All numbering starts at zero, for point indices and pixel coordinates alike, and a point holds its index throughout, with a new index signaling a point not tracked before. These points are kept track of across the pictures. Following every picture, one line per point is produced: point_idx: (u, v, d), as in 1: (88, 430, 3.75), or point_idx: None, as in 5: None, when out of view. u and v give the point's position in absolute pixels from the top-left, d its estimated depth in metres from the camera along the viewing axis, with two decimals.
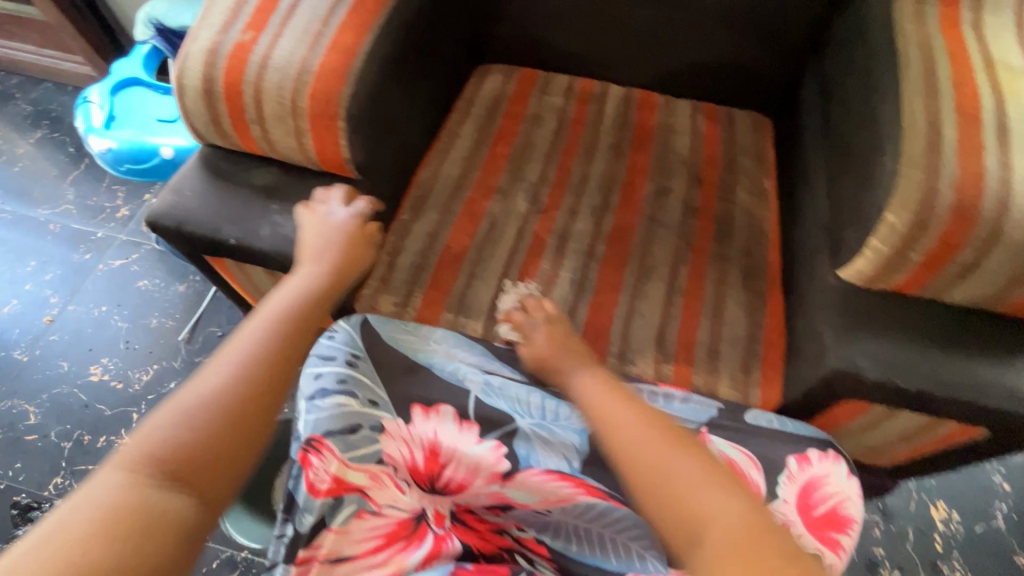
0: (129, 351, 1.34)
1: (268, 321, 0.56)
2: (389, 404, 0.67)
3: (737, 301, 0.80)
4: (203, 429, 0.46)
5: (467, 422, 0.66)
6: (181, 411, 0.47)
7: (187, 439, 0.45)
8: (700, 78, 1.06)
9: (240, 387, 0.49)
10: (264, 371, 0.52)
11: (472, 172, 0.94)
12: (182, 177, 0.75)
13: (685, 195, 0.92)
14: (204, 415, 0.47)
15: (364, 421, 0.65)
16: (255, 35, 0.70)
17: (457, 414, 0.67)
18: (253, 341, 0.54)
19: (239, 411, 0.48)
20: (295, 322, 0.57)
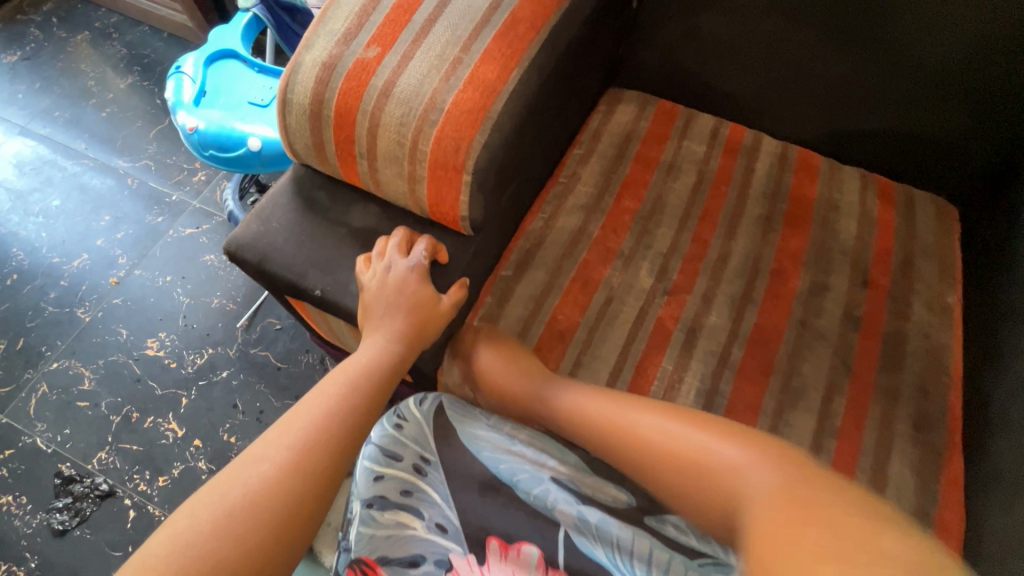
0: (187, 329, 1.29)
1: (337, 396, 0.50)
2: (460, 532, 0.56)
3: (904, 458, 0.65)
4: (239, 534, 0.40)
5: (554, 571, 0.54)
6: (218, 501, 0.41)
7: (218, 542, 0.39)
8: (877, 145, 0.87)
9: (290, 481, 0.43)
10: (323, 460, 0.45)
11: (592, 226, 0.80)
12: (271, 203, 0.65)
13: (847, 299, 0.75)
14: (245, 514, 0.41)
15: (427, 551, 0.54)
16: (381, 53, 0.58)
17: (542, 559, 0.55)
18: (317, 420, 0.47)
19: (286, 514, 0.42)
20: (361, 399, 0.51)
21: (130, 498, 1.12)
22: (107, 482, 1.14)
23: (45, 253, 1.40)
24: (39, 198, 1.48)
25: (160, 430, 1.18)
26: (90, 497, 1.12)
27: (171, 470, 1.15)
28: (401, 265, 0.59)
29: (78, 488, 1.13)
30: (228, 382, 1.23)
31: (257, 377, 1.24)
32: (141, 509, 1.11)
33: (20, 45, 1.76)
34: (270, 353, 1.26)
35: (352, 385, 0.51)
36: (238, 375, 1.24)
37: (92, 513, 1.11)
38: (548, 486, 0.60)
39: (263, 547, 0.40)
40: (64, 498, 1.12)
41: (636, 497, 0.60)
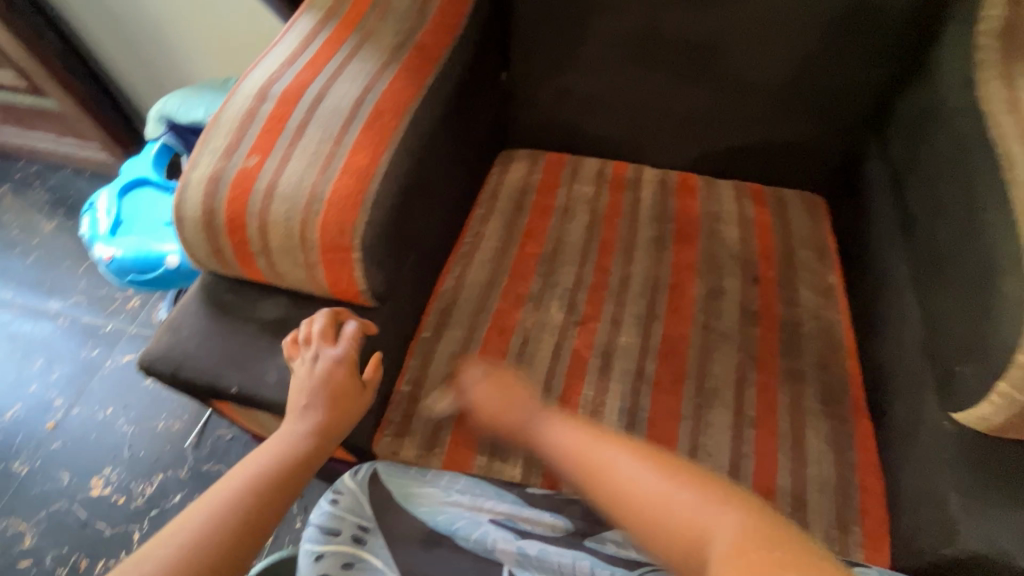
0: (132, 458, 1.25)
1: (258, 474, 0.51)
2: None
3: (818, 432, 0.69)
4: None
5: None
6: None
7: None
8: (743, 157, 0.97)
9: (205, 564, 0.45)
10: (239, 543, 0.47)
11: (500, 278, 0.85)
12: (180, 313, 0.68)
13: (742, 297, 0.82)
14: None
15: None
16: (261, 159, 0.63)
17: None
18: (234, 502, 0.49)
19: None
20: (283, 476, 0.52)
21: None
22: None
23: None
24: None
25: None
26: None
27: None
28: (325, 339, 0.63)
29: None
30: (181, 506, 1.18)
31: None
32: None
33: None
34: (223, 465, 1.23)
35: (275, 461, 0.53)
36: (192, 496, 1.19)
37: None
38: (489, 528, 0.62)
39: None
40: None
41: (573, 519, 0.63)
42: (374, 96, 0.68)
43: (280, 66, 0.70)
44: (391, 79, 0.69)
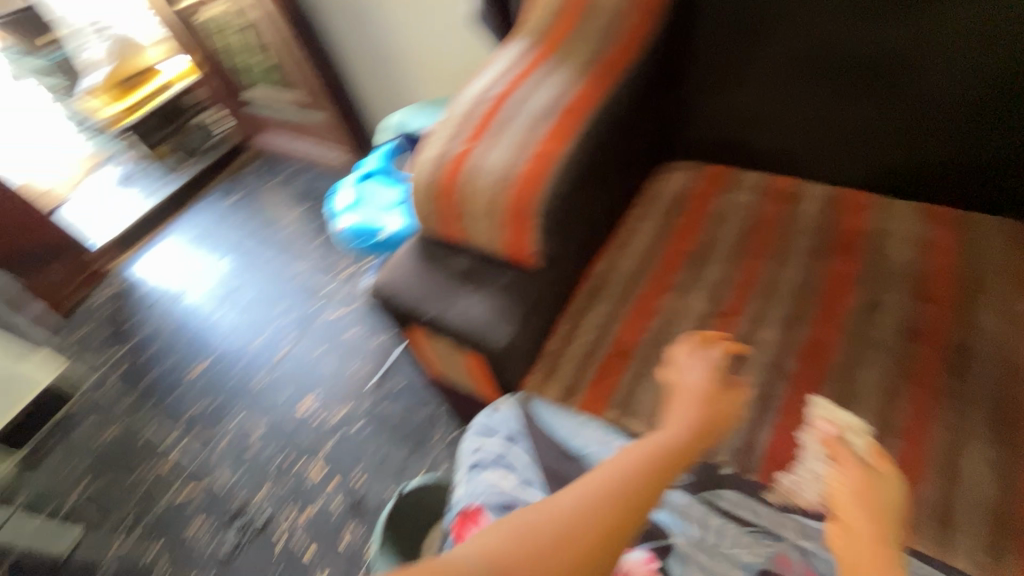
0: (330, 389, 1.58)
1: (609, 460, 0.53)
2: (543, 484, 0.72)
3: (980, 454, 0.64)
4: None
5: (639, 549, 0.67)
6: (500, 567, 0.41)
7: None
8: (928, 177, 0.92)
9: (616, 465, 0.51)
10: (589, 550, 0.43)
11: (649, 267, 0.93)
12: (399, 258, 0.90)
13: (907, 312, 0.78)
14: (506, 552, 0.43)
15: (521, 499, 0.71)
16: (473, 145, 0.83)
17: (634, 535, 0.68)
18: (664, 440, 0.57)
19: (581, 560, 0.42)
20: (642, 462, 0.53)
21: (281, 529, 1.34)
22: (265, 515, 1.37)
23: (236, 336, 1.82)
24: (236, 296, 1.95)
25: (306, 471, 1.43)
26: (252, 527, 1.36)
27: (312, 506, 1.36)
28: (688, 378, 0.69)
29: (244, 517, 1.38)
30: (359, 433, 1.46)
31: (381, 429, 1.46)
32: (288, 539, 1.32)
33: (231, 189, 2.38)
34: (392, 408, 1.49)
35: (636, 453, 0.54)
36: (367, 427, 1.47)
37: (253, 540, 1.34)
38: (616, 460, 0.73)
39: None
40: (234, 525, 1.37)
41: (693, 471, 0.71)
42: (563, 99, 0.83)
43: (494, 77, 0.90)
44: (578, 87, 0.85)
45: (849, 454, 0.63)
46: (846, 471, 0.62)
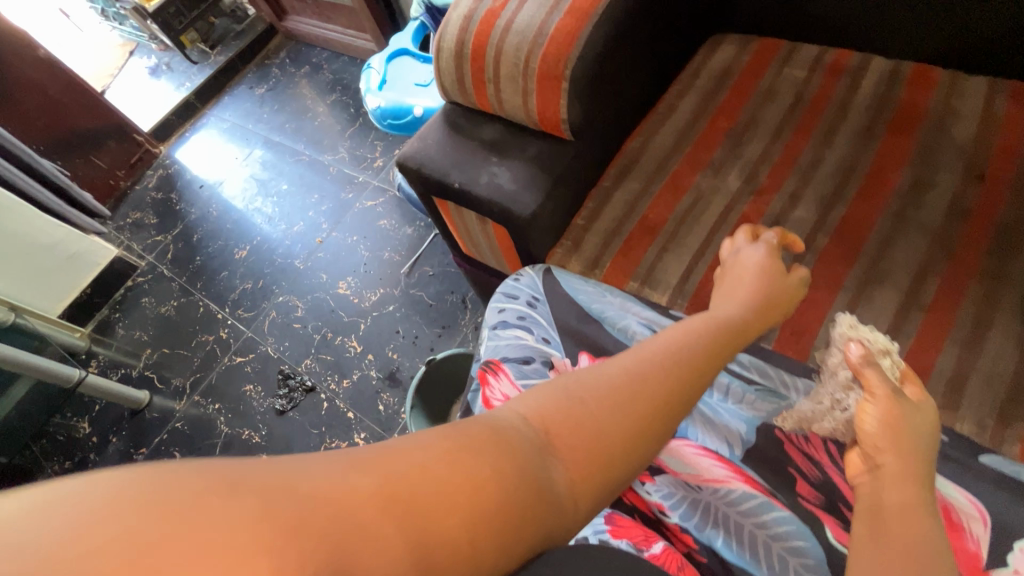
0: (366, 274, 1.65)
1: (684, 338, 0.44)
2: (560, 343, 0.71)
3: (1006, 331, 0.63)
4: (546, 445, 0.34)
5: None
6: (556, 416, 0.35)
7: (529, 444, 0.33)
8: (1009, 51, 0.81)
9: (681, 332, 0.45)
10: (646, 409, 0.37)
11: (685, 145, 0.90)
12: (428, 129, 0.89)
13: (957, 193, 0.74)
14: (554, 418, 0.35)
15: (537, 355, 0.70)
16: (505, 2, 0.78)
17: None
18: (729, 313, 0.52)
19: (632, 445, 0.36)
20: (714, 346, 0.45)
21: (324, 393, 1.47)
22: (310, 381, 1.51)
23: (276, 222, 1.88)
24: (273, 184, 1.99)
25: (345, 345, 1.54)
26: (299, 390, 1.50)
27: (351, 375, 1.48)
28: (751, 260, 0.62)
29: (292, 382, 1.52)
30: (393, 314, 1.55)
31: (413, 311, 1.54)
32: (331, 402, 1.46)
33: (264, 79, 2.36)
34: (423, 293, 1.56)
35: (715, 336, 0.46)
36: (400, 309, 1.55)
37: (301, 401, 1.48)
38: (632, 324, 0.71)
39: (566, 487, 0.33)
40: (282, 388, 1.52)
41: None
42: None
43: None
44: None
45: (876, 376, 0.49)
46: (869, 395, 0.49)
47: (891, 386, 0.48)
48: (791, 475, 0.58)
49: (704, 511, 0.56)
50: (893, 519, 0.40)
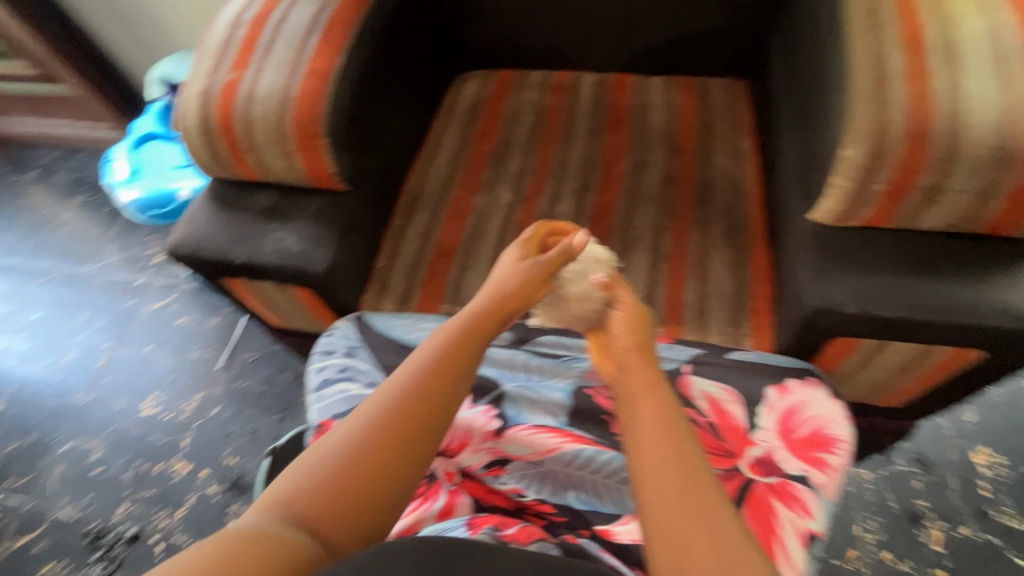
0: (174, 383, 1.45)
1: (407, 373, 0.49)
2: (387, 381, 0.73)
3: (721, 259, 0.83)
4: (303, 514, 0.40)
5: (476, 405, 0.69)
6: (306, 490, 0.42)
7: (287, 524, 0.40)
8: (668, 53, 1.07)
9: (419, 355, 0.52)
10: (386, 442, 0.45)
11: (458, 173, 0.99)
12: (194, 211, 0.84)
13: (664, 166, 0.95)
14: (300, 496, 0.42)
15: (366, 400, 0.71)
16: (241, 73, 0.78)
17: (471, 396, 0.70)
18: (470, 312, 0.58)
19: (381, 476, 0.43)
20: (438, 366, 0.50)
21: (154, 536, 1.24)
22: (132, 528, 1.25)
23: (35, 359, 1.54)
24: (21, 316, 1.63)
25: (169, 470, 1.32)
26: (120, 544, 1.24)
27: (185, 502, 1.27)
28: (506, 265, 0.65)
29: (106, 539, 1.25)
30: (220, 416, 1.38)
31: (243, 404, 1.39)
32: (167, 541, 1.23)
33: None
34: (250, 382, 1.42)
35: (443, 353, 0.52)
36: (227, 408, 1.39)
37: (125, 557, 1.22)
38: None
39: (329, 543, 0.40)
40: (96, 552, 1.24)
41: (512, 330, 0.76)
42: (327, 13, 0.81)
43: None
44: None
45: (623, 291, 0.66)
46: (619, 304, 0.65)
47: (635, 295, 0.66)
48: (605, 421, 0.67)
49: (550, 479, 0.64)
50: (641, 405, 0.51)
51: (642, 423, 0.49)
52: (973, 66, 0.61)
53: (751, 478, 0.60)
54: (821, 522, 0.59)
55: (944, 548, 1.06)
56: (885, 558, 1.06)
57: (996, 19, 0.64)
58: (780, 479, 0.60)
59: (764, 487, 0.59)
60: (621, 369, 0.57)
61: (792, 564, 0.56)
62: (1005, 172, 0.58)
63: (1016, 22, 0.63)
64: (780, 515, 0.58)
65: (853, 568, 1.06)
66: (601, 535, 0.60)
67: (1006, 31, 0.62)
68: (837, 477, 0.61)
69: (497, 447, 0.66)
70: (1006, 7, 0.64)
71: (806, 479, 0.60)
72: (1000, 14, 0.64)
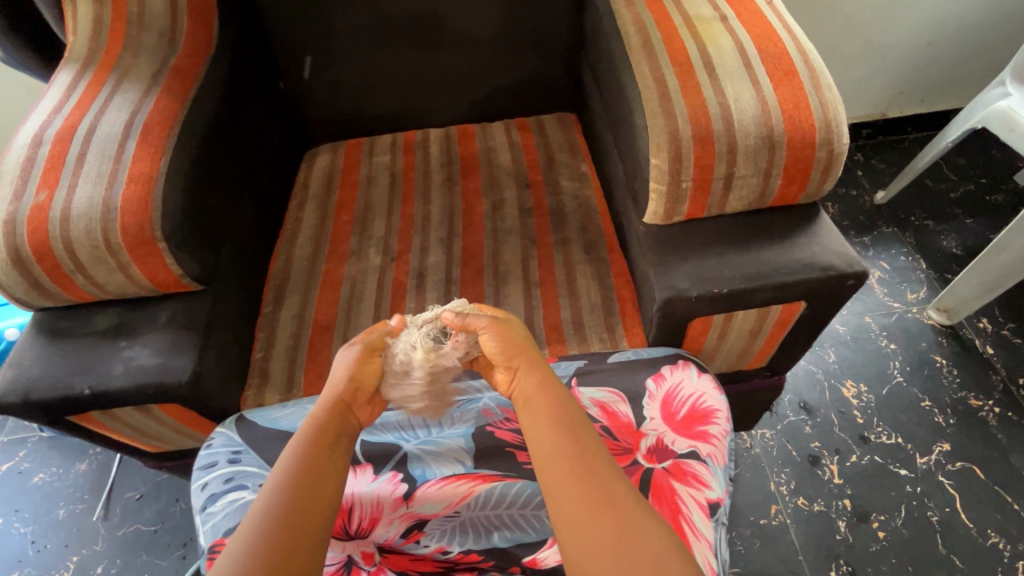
0: (40, 554, 1.22)
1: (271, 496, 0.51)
2: None
3: (585, 273, 0.89)
4: None
5: (380, 474, 0.66)
6: None
7: None
8: (501, 101, 1.17)
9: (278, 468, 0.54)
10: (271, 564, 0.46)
11: (323, 246, 0.98)
12: (19, 350, 0.74)
13: (519, 200, 1.01)
14: None
15: None
16: (51, 192, 0.72)
17: (373, 468, 0.67)
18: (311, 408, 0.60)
19: None
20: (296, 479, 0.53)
21: None
22: None
23: None
24: None
25: None
26: None
27: None
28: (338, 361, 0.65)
29: None
30: (106, 575, 1.19)
31: (135, 552, 1.21)
32: None
33: None
34: (139, 524, 1.25)
35: (295, 467, 0.54)
36: (114, 562, 1.20)
37: None
38: None
39: None
40: None
41: None
42: (141, 117, 0.78)
43: (49, 114, 0.79)
44: (155, 100, 0.80)
45: (475, 317, 0.65)
46: (479, 329, 0.64)
47: (490, 316, 0.66)
48: (511, 453, 0.68)
49: (471, 527, 0.63)
50: (537, 403, 0.59)
51: (545, 419, 0.57)
52: (729, 74, 0.73)
53: (650, 467, 0.64)
54: (718, 489, 0.64)
55: (842, 478, 1.18)
56: (800, 503, 1.16)
57: (738, 35, 0.77)
58: (674, 461, 0.64)
59: (662, 473, 0.63)
60: (513, 377, 0.63)
61: (703, 537, 0.60)
62: (773, 154, 0.70)
63: (753, 36, 0.77)
64: (682, 496, 0.62)
65: (779, 522, 1.14)
66: (529, 566, 0.62)
67: (747, 43, 0.76)
68: (721, 444, 0.67)
69: (410, 511, 0.63)
70: (743, 25, 0.79)
71: (698, 454, 0.65)
72: (740, 31, 0.78)
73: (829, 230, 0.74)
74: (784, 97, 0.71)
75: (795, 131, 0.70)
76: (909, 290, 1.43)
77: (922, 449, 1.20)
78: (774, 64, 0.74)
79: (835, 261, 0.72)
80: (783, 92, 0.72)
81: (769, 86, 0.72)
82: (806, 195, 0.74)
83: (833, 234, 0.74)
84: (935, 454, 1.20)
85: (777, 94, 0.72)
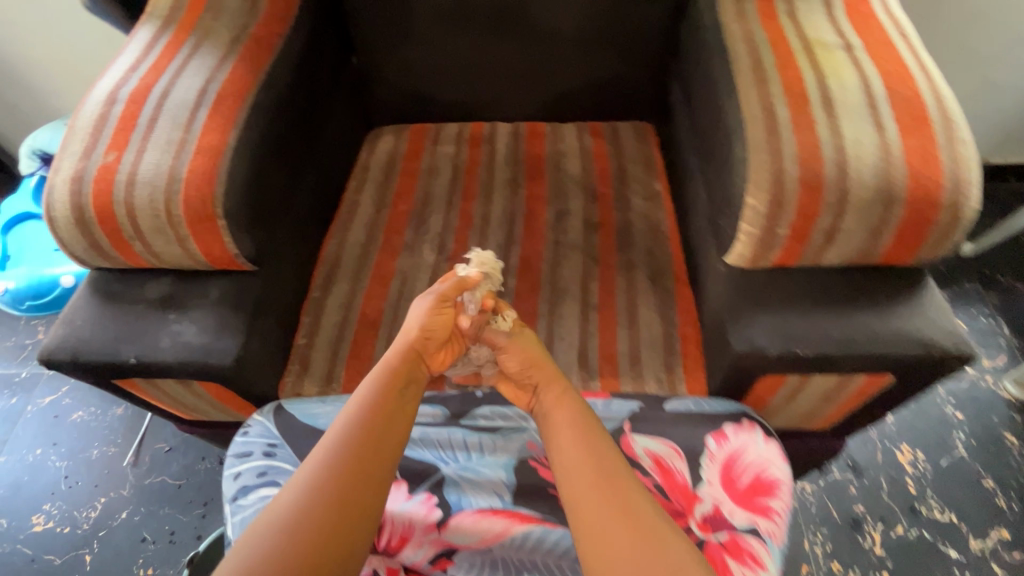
0: (72, 489, 1.26)
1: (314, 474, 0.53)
2: None
3: (648, 304, 0.84)
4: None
5: (413, 494, 0.64)
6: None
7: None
8: (577, 102, 1.10)
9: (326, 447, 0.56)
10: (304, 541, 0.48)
11: (377, 235, 0.95)
12: (73, 308, 0.74)
13: (585, 213, 0.95)
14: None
15: None
16: (119, 154, 0.71)
17: (409, 487, 0.64)
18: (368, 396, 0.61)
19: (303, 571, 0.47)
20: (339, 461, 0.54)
21: None
22: None
23: None
24: None
25: None
26: None
27: None
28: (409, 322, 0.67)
29: None
30: (129, 521, 1.22)
31: (158, 503, 1.24)
32: None
33: None
34: (165, 476, 1.28)
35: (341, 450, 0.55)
36: (138, 510, 1.23)
37: None
38: None
39: None
40: None
41: (449, 408, 0.72)
42: (215, 86, 0.76)
43: (125, 71, 0.77)
44: (230, 69, 0.78)
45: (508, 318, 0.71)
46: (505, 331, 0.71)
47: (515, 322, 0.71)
48: (553, 495, 0.64)
49: (502, 566, 0.60)
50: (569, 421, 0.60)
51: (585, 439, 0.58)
52: (849, 114, 0.66)
53: (701, 537, 0.59)
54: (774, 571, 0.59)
55: (884, 550, 1.11)
56: (834, 568, 1.09)
57: (864, 69, 0.69)
58: (730, 533, 0.60)
59: (715, 544, 0.59)
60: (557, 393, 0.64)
61: None
62: (888, 211, 0.62)
63: (881, 72, 0.69)
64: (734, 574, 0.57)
65: None
66: None
67: (873, 80, 0.68)
68: (783, 522, 0.62)
69: (441, 538, 0.61)
70: (870, 58, 0.70)
71: (756, 530, 0.60)
72: (867, 64, 0.70)
73: (936, 303, 0.67)
74: (911, 148, 0.63)
75: (919, 189, 0.62)
76: (985, 355, 1.32)
77: (977, 533, 1.11)
78: (903, 107, 0.66)
79: (940, 340, 0.64)
80: (910, 142, 0.64)
81: (894, 133, 0.64)
82: (916, 258, 0.66)
83: (940, 307, 0.66)
84: (991, 540, 1.11)
85: (903, 144, 0.64)
